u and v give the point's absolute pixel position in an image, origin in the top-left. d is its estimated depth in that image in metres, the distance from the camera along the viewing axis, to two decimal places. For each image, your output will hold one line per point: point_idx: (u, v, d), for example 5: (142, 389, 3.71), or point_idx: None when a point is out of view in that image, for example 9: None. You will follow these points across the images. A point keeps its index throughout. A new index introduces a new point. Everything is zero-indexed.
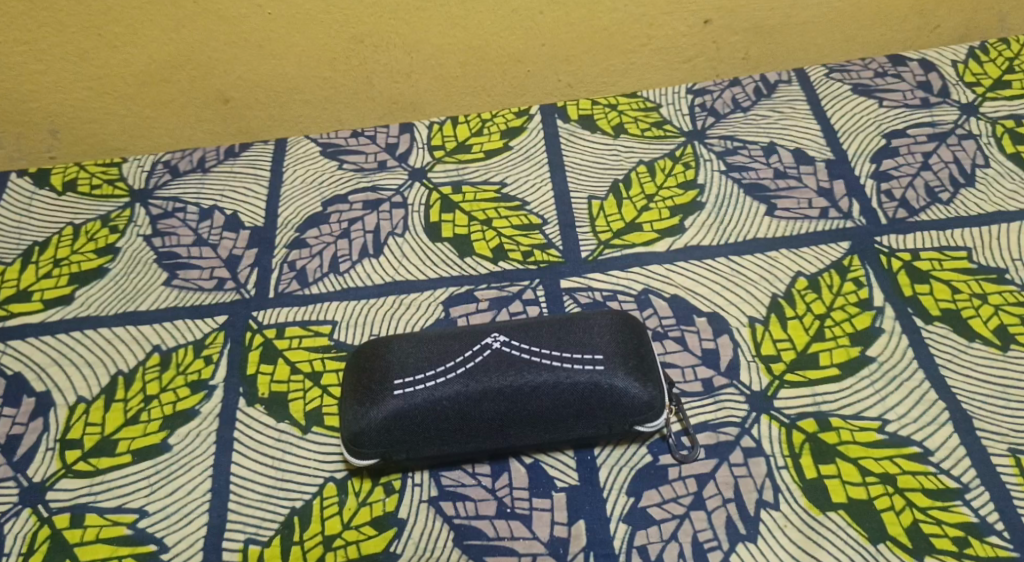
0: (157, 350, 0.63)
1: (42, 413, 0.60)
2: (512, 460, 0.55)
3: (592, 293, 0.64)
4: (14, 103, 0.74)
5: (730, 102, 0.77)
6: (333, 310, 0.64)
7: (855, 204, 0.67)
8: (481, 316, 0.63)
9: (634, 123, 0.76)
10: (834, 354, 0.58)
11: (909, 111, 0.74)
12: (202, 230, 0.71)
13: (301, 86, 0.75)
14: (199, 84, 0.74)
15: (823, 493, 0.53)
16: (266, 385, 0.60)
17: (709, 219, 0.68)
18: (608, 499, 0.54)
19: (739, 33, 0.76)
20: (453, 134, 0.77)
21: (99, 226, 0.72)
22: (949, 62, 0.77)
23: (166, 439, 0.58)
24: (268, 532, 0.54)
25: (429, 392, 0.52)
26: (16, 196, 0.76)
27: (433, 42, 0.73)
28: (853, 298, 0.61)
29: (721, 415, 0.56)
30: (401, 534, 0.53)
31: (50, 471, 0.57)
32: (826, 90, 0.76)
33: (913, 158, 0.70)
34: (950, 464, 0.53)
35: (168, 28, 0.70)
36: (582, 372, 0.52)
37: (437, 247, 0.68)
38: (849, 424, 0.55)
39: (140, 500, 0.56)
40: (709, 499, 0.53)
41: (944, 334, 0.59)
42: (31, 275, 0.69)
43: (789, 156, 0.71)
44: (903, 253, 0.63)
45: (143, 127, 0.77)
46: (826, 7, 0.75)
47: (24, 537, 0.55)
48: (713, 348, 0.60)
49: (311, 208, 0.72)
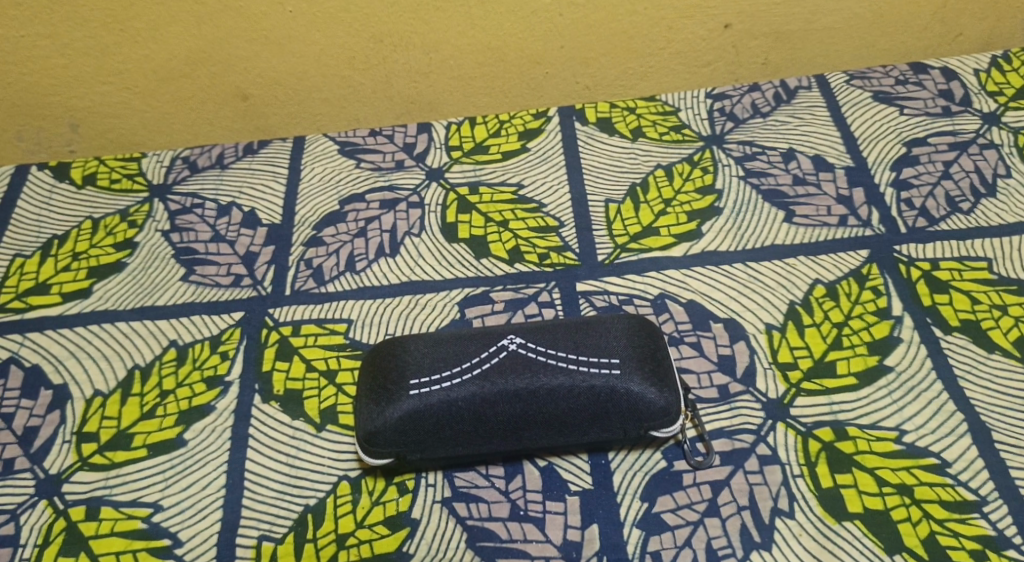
0: (174, 345, 0.63)
1: (60, 406, 0.61)
2: (526, 463, 0.55)
3: (608, 297, 0.64)
4: (37, 97, 0.74)
5: (749, 107, 0.77)
6: (349, 308, 0.64)
7: (874, 212, 0.67)
8: (496, 318, 0.63)
9: (652, 126, 0.76)
10: (851, 363, 0.58)
11: (930, 119, 0.73)
12: (220, 226, 0.71)
13: (321, 85, 0.76)
14: (219, 81, 0.75)
15: (839, 503, 0.52)
16: (281, 382, 0.60)
17: (727, 225, 0.67)
18: (621, 503, 0.53)
19: (759, 38, 0.76)
20: (471, 134, 0.77)
21: (118, 220, 0.73)
22: (972, 70, 0.77)
23: (182, 435, 0.58)
24: (281, 530, 0.54)
25: (444, 393, 0.52)
26: (36, 189, 0.76)
27: (453, 42, 0.73)
28: (871, 306, 0.61)
29: (737, 422, 0.56)
30: (414, 534, 0.53)
31: (67, 463, 0.58)
32: (847, 97, 0.76)
33: (933, 167, 0.69)
34: (968, 476, 0.53)
35: (190, 25, 0.70)
36: (598, 376, 0.52)
37: (454, 247, 0.68)
38: (866, 433, 0.55)
39: (155, 495, 0.56)
40: (724, 506, 0.53)
41: (964, 344, 0.58)
42: (50, 268, 0.69)
43: (808, 163, 0.71)
44: (922, 262, 0.63)
45: (163, 122, 0.77)
46: (848, 13, 0.74)
47: (40, 529, 0.55)
48: (729, 355, 0.59)
49: (328, 206, 0.72)
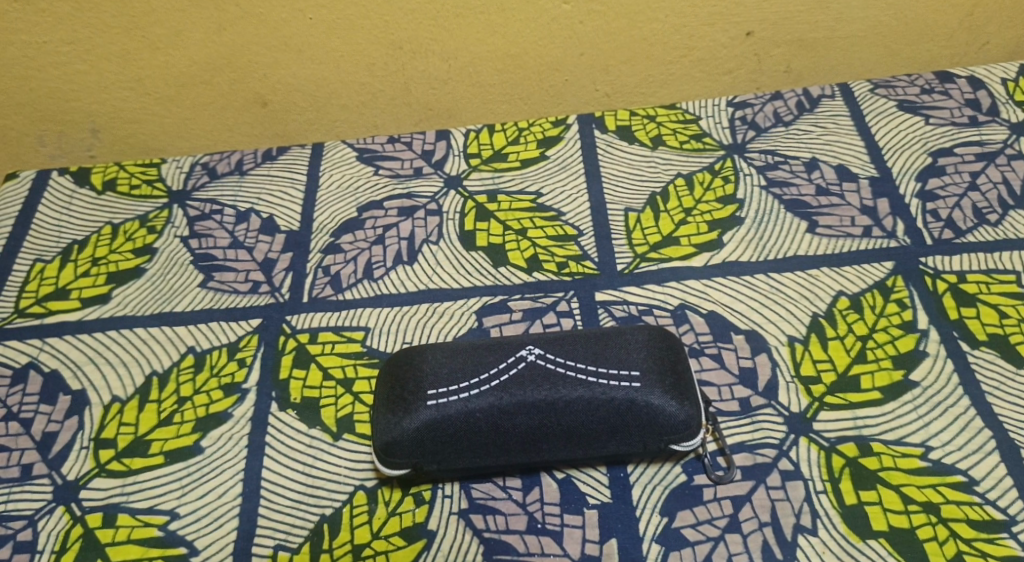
0: (191, 351, 0.63)
1: (78, 412, 0.61)
2: (544, 475, 0.55)
3: (627, 306, 0.63)
4: (59, 102, 0.75)
5: (771, 116, 0.76)
6: (366, 316, 0.64)
7: (899, 223, 0.66)
8: (514, 327, 0.63)
9: (673, 135, 0.75)
10: (875, 378, 0.57)
11: (957, 129, 0.72)
12: (239, 232, 0.71)
13: (340, 92, 0.76)
14: (239, 87, 0.75)
15: (863, 521, 0.51)
16: (298, 390, 0.60)
17: (748, 235, 0.67)
18: (640, 518, 0.53)
19: (781, 46, 0.76)
20: (490, 142, 0.77)
21: (138, 225, 0.73)
22: (999, 79, 0.76)
23: (198, 442, 0.58)
24: (297, 539, 0.53)
25: (462, 403, 0.51)
26: (57, 193, 0.76)
27: (473, 49, 0.74)
28: (896, 319, 0.60)
29: (759, 436, 0.55)
30: (431, 546, 0.52)
31: (85, 469, 0.57)
32: (871, 106, 0.75)
33: (960, 178, 0.68)
34: (996, 494, 0.52)
35: (211, 32, 0.71)
36: (618, 389, 0.51)
37: (472, 255, 0.68)
38: (891, 450, 0.54)
39: (172, 502, 0.56)
40: (746, 522, 0.52)
41: (991, 359, 0.57)
42: (70, 273, 0.70)
43: (831, 172, 0.70)
44: (948, 275, 0.62)
45: (184, 128, 0.78)
46: (872, 21, 0.75)
47: (57, 535, 0.55)
48: (750, 367, 0.59)
49: (347, 213, 0.72)
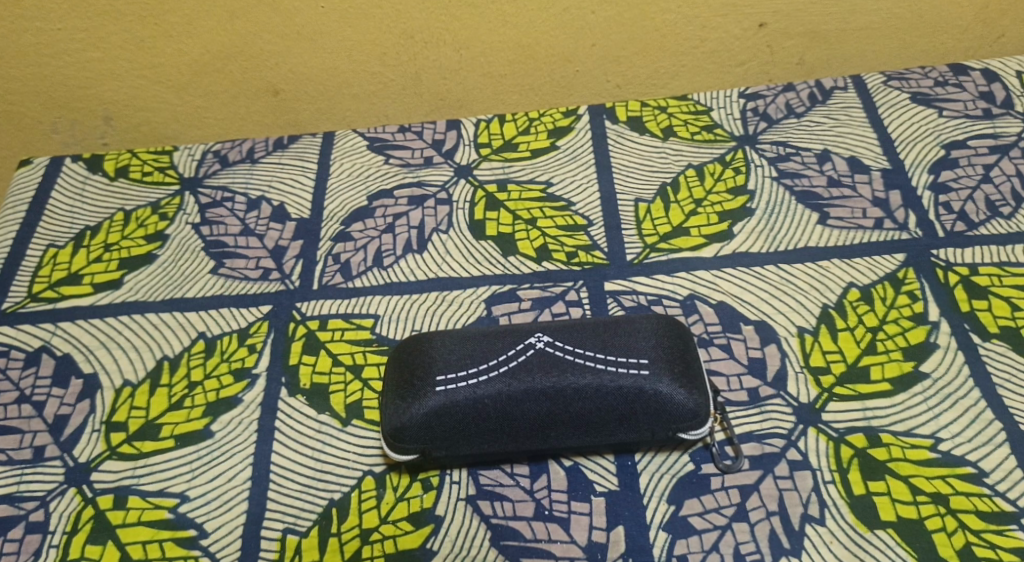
0: (203, 337, 0.63)
1: (89, 395, 0.61)
2: (551, 462, 0.55)
3: (637, 297, 0.63)
4: (73, 89, 0.76)
5: (783, 107, 0.75)
6: (375, 304, 0.64)
7: (911, 215, 0.66)
8: (523, 316, 0.63)
9: (683, 126, 0.75)
10: (885, 369, 0.57)
11: (970, 121, 0.72)
12: (250, 220, 0.71)
13: (351, 81, 0.76)
14: (251, 76, 0.75)
15: (871, 511, 0.51)
16: (308, 375, 0.60)
17: (758, 226, 0.66)
18: (648, 506, 0.53)
19: (793, 38, 0.76)
20: (500, 132, 0.76)
21: (150, 212, 0.73)
22: (1014, 72, 0.75)
23: (208, 426, 0.59)
24: (305, 524, 0.54)
25: (470, 390, 0.51)
26: (70, 179, 0.76)
27: (484, 39, 0.74)
28: (906, 311, 0.60)
29: (767, 426, 0.55)
30: (438, 531, 0.53)
31: (96, 452, 0.58)
32: (884, 98, 0.75)
33: (973, 170, 0.68)
34: (1005, 486, 0.52)
35: (223, 20, 0.71)
36: (627, 376, 0.51)
37: (482, 245, 0.68)
38: (901, 441, 0.54)
39: (182, 485, 0.56)
40: (754, 510, 0.52)
41: (1003, 352, 0.57)
42: (82, 258, 0.70)
43: (843, 164, 0.70)
44: (960, 268, 0.62)
45: (195, 115, 0.78)
46: (886, 13, 0.75)
47: (69, 516, 0.55)
48: (760, 358, 0.58)
49: (357, 202, 0.72)
